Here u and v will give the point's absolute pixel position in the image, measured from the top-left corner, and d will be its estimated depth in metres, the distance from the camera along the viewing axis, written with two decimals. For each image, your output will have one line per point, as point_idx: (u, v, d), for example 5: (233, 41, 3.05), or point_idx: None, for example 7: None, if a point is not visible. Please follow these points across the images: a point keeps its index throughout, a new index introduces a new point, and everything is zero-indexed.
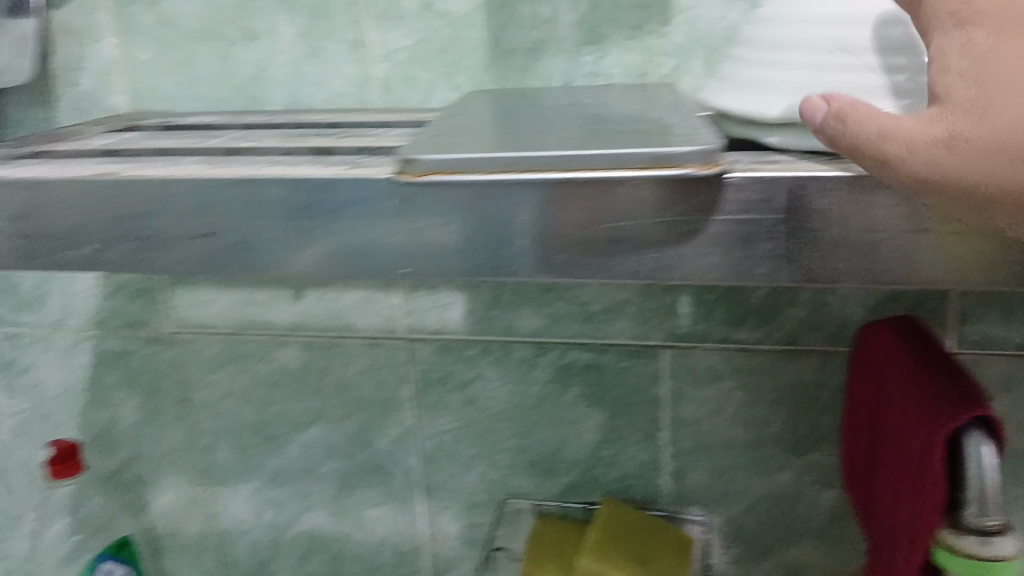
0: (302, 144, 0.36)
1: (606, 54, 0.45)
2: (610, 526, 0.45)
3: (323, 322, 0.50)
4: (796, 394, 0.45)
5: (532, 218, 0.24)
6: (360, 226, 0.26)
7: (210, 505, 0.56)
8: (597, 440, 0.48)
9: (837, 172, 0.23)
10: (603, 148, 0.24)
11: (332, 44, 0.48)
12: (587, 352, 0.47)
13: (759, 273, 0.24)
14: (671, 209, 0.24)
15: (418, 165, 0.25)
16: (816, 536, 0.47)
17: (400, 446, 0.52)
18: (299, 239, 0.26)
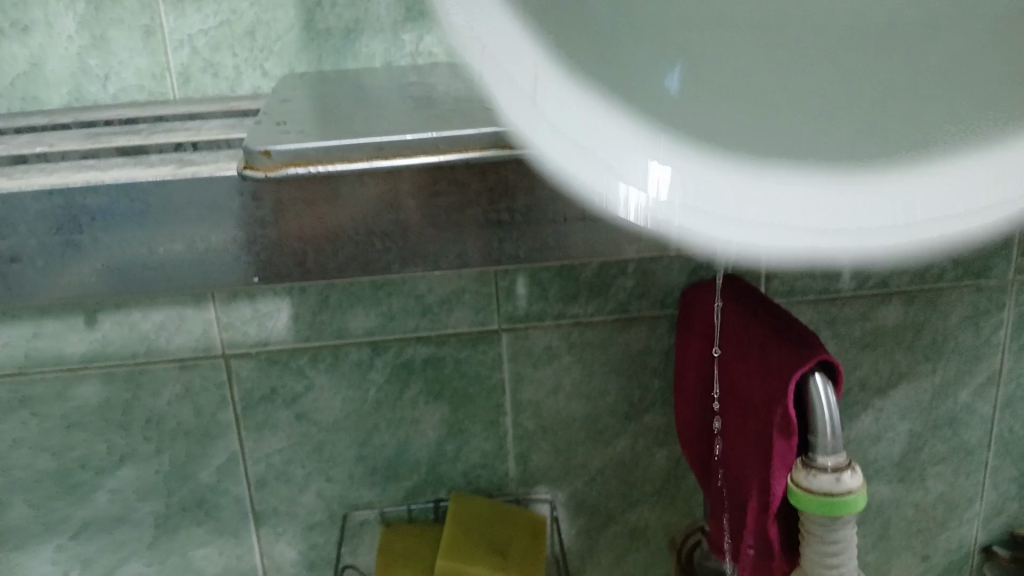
0: (140, 144, 0.41)
1: (427, 36, 0.54)
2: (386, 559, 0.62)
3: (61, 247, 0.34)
4: (581, 347, 0.63)
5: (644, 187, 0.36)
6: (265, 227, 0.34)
7: (46, 357, 0.59)
8: (167, 462, 0.63)
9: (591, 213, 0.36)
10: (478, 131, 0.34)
11: (121, 33, 0.52)
12: (424, 348, 0.62)
13: None
14: None
15: (271, 158, 0.32)
16: (617, 420, 0.66)
17: (226, 474, 0.63)
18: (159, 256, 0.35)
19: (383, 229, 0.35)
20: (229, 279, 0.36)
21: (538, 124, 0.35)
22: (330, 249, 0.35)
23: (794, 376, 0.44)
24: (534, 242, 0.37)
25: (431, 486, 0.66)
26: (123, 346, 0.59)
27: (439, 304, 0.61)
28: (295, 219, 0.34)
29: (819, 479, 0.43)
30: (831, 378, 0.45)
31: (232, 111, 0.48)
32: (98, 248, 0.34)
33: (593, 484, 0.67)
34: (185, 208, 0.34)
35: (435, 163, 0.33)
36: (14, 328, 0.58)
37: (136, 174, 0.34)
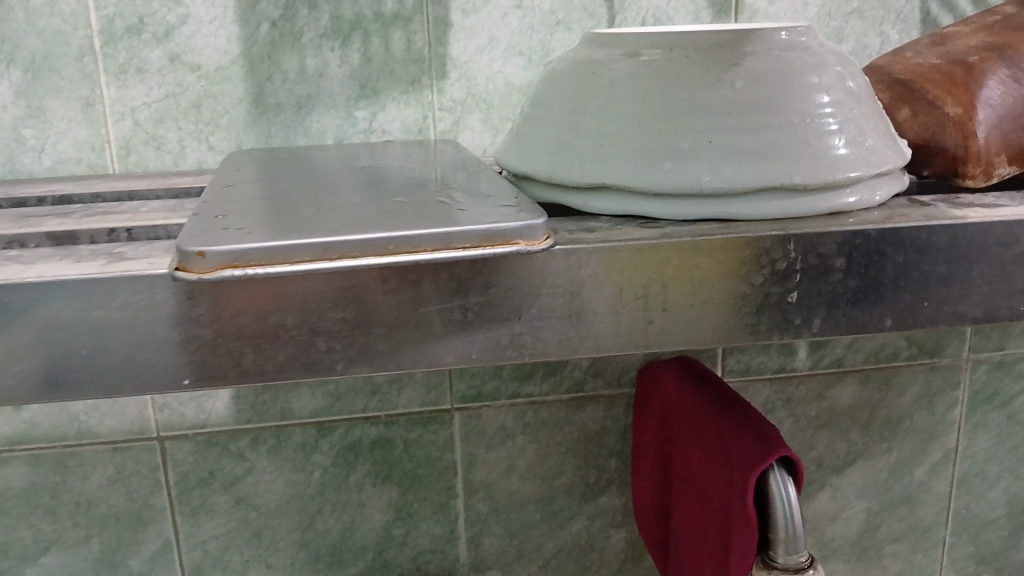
0: (70, 229, 0.38)
1: (381, 112, 0.54)
2: None
3: None
4: (535, 428, 0.62)
5: (604, 284, 0.34)
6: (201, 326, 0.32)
7: None
8: (93, 551, 0.58)
9: (549, 311, 0.34)
10: (431, 229, 0.32)
11: (60, 104, 0.51)
12: (373, 429, 0.60)
13: (761, 330, 0.36)
14: (688, 233, 0.35)
15: (205, 259, 0.30)
16: (572, 502, 0.64)
17: (158, 562, 0.59)
18: (83, 357, 0.32)
19: (329, 328, 0.33)
20: (161, 383, 0.33)
21: (493, 220, 0.33)
22: (271, 349, 0.33)
23: (757, 472, 0.43)
24: (493, 340, 0.34)
25: (378, 572, 0.63)
26: (52, 427, 0.55)
27: (389, 384, 0.59)
28: (233, 318, 0.32)
29: None
30: (793, 471, 0.43)
31: (175, 189, 0.47)
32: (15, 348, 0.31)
33: (547, 568, 0.65)
34: (115, 307, 0.32)
35: (383, 262, 0.31)
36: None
37: (61, 270, 0.32)
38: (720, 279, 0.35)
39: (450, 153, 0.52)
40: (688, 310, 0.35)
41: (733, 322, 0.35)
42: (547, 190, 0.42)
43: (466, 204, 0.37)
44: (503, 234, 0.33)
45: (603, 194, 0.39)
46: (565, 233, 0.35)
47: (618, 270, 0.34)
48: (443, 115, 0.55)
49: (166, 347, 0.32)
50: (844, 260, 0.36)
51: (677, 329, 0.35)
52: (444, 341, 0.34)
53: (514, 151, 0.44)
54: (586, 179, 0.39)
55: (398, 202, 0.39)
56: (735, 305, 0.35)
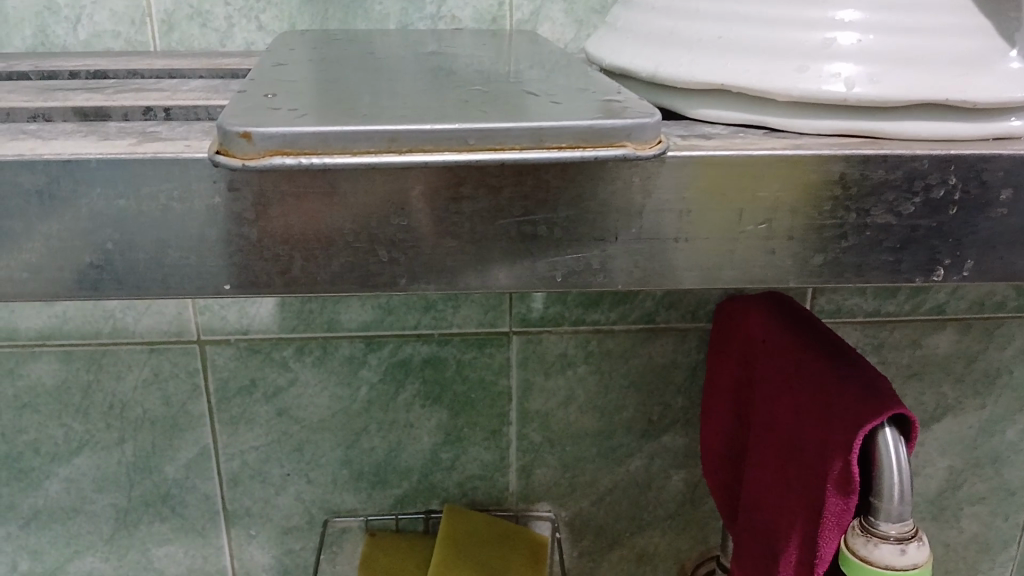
0: (99, 103, 0.34)
1: None
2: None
3: None
4: (600, 358, 0.57)
5: (719, 201, 0.29)
6: (241, 223, 0.27)
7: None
8: (130, 452, 0.56)
9: (650, 231, 0.29)
10: (523, 124, 0.26)
11: None
12: (424, 347, 0.55)
13: (899, 270, 0.30)
14: (824, 147, 0.29)
15: (252, 144, 0.25)
16: (632, 438, 0.60)
17: (193, 470, 0.57)
18: (107, 253, 0.27)
19: (390, 237, 0.28)
20: (195, 288, 0.28)
21: (595, 115, 0.27)
22: (323, 257, 0.28)
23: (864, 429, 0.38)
24: (581, 263, 0.29)
25: (422, 495, 0.60)
26: (87, 324, 0.52)
27: (444, 301, 0.54)
28: (281, 217, 0.27)
29: (881, 549, 0.36)
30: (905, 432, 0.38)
31: (221, 70, 0.41)
32: (28, 240, 0.27)
33: (599, 504, 0.61)
34: (143, 196, 0.27)
35: (461, 160, 0.26)
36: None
37: (83, 149, 0.27)
38: (862, 205, 0.29)
39: (529, 45, 0.45)
40: (817, 241, 0.29)
41: (867, 259, 0.30)
42: (658, 93, 0.36)
43: (560, 98, 0.31)
44: (611, 132, 0.26)
45: (720, 99, 0.33)
46: (675, 138, 0.30)
47: (735, 187, 0.28)
48: (522, 3, 0.48)
49: (202, 248, 0.27)
50: (1012, 192, 0.29)
51: (799, 263, 0.29)
52: (522, 260, 0.29)
53: (615, 47, 0.38)
54: (697, 80, 0.33)
55: (474, 93, 0.33)
56: (872, 239, 0.29)
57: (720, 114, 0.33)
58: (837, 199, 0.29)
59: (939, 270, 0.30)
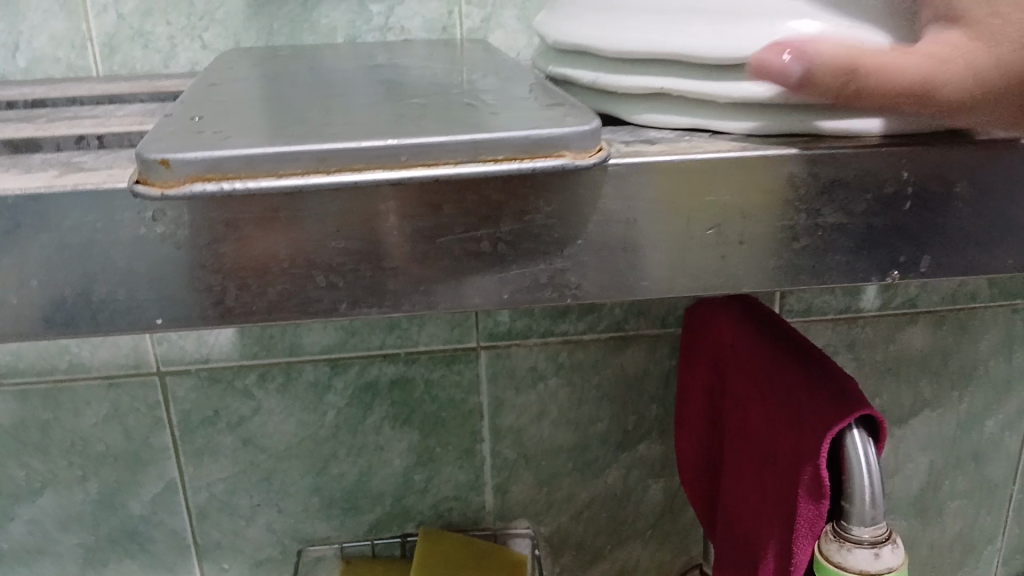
0: (27, 134, 0.32)
1: (400, 7, 0.47)
2: None
3: None
4: (573, 371, 0.56)
5: (667, 208, 0.28)
6: (170, 254, 0.26)
7: None
8: (93, 490, 0.55)
9: (598, 242, 0.28)
10: (459, 138, 0.25)
11: None
12: (391, 367, 0.54)
13: (856, 272, 0.29)
14: (771, 149, 0.28)
15: (173, 171, 0.24)
16: (609, 450, 0.58)
17: (159, 505, 0.55)
18: (30, 291, 0.26)
19: (328, 261, 0.27)
20: (127, 323, 0.27)
21: (534, 125, 0.27)
22: (259, 286, 0.27)
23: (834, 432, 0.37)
24: (529, 278, 0.28)
25: (396, 519, 0.58)
26: (40, 360, 0.51)
27: (409, 320, 0.53)
28: (211, 245, 0.26)
29: (856, 552, 0.36)
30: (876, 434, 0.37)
31: (162, 93, 0.40)
32: None
33: (578, 519, 0.60)
34: (65, 230, 0.25)
35: (395, 178, 0.25)
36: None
37: (0, 184, 0.26)
38: (814, 205, 0.28)
39: (479, 53, 0.45)
40: (771, 245, 0.28)
41: (822, 262, 0.29)
42: (604, 101, 0.35)
43: (499, 108, 0.30)
44: (550, 142, 0.26)
45: (665, 104, 0.32)
46: (620, 145, 0.29)
47: (683, 193, 0.28)
48: (472, 10, 0.48)
49: (131, 281, 0.26)
50: (965, 186, 0.29)
51: (753, 269, 0.29)
52: (470, 277, 0.28)
53: (562, 54, 0.37)
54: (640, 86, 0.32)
55: (414, 105, 0.32)
56: (825, 240, 0.28)
57: (666, 120, 0.32)
58: (787, 200, 0.28)
59: (897, 270, 0.29)
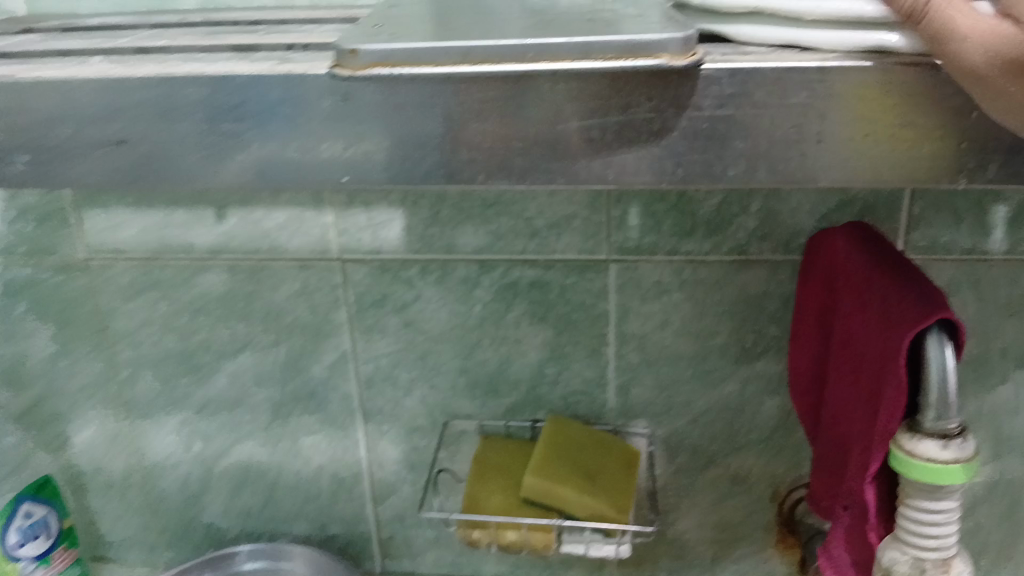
0: (252, 40, 0.42)
1: None
2: (480, 470, 0.64)
3: (166, 132, 0.35)
4: (697, 287, 0.61)
5: (751, 107, 0.33)
6: (353, 126, 0.34)
7: (178, 245, 0.63)
8: (283, 355, 0.66)
9: (694, 135, 0.33)
10: (576, 41, 0.32)
11: None
12: (531, 271, 0.62)
13: (928, 174, 0.33)
14: (850, 60, 0.33)
15: (358, 58, 0.33)
16: (726, 364, 0.63)
17: (335, 372, 0.67)
18: (254, 150, 0.35)
19: (470, 140, 0.34)
20: (322, 179, 0.35)
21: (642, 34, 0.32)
22: (419, 157, 0.34)
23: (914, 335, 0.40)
24: (633, 163, 0.34)
25: (530, 405, 0.66)
26: (248, 241, 0.62)
27: (549, 229, 0.60)
28: (383, 121, 0.34)
29: (923, 443, 0.39)
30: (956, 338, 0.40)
31: (352, 16, 0.49)
32: (201, 137, 0.35)
33: (694, 425, 0.66)
34: (279, 105, 0.34)
35: (521, 70, 0.32)
36: (148, 215, 0.62)
37: (236, 69, 0.35)
38: (888, 111, 0.32)
39: None
40: (843, 145, 0.33)
41: (893, 164, 0.33)
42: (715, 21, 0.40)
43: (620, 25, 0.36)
44: (651, 46, 0.32)
45: (762, 21, 0.37)
46: (717, 56, 0.34)
47: (770, 94, 0.32)
48: None
49: (326, 146, 0.35)
50: None
51: (829, 164, 0.33)
52: (583, 159, 0.34)
53: None
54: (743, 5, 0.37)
55: (549, 23, 0.39)
56: (898, 143, 0.33)
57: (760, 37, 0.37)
58: (861, 103, 0.32)
59: (963, 174, 0.33)
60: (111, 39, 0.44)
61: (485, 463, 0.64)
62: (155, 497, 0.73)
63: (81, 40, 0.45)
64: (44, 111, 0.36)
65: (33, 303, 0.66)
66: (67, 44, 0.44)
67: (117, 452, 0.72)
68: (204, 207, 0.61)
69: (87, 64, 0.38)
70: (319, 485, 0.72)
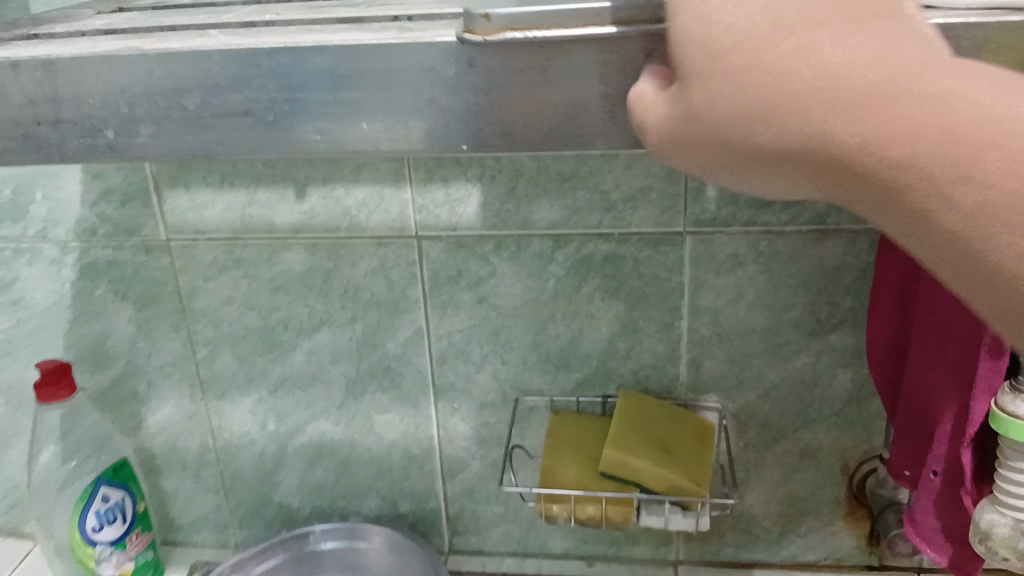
0: (360, 14, 0.43)
1: None
2: (552, 442, 0.64)
3: (288, 101, 0.36)
4: (772, 259, 0.61)
5: None
6: (477, 91, 0.35)
7: (260, 223, 0.65)
8: (359, 330, 0.68)
9: None
10: None
11: None
12: (605, 245, 0.62)
13: None
14: None
15: (490, 22, 0.34)
16: (799, 337, 0.64)
17: (410, 347, 0.68)
18: (377, 117, 0.36)
19: (593, 104, 0.34)
20: (443, 146, 0.36)
21: None
22: (540, 121, 0.35)
23: None
24: None
25: (601, 380, 0.67)
26: (327, 219, 0.64)
27: (624, 203, 0.61)
28: (509, 87, 0.35)
29: None
30: None
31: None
32: (323, 106, 0.36)
33: (765, 399, 0.66)
34: (406, 73, 0.35)
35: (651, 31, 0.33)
36: (231, 195, 0.64)
37: (361, 39, 0.36)
38: None
39: None
40: None
41: None
42: None
43: None
44: None
45: None
46: None
47: None
48: None
49: (449, 113, 0.35)
50: None
51: None
52: None
53: None
54: None
55: None
56: None
57: None
58: None
59: None
60: (217, 17, 0.46)
61: (556, 435, 0.64)
62: (230, 474, 0.75)
63: (186, 18, 0.46)
64: (171, 84, 0.37)
65: (116, 283, 0.68)
66: (174, 21, 0.45)
67: (193, 430, 0.73)
68: (286, 186, 0.63)
69: (209, 36, 0.39)
70: (390, 461, 0.73)
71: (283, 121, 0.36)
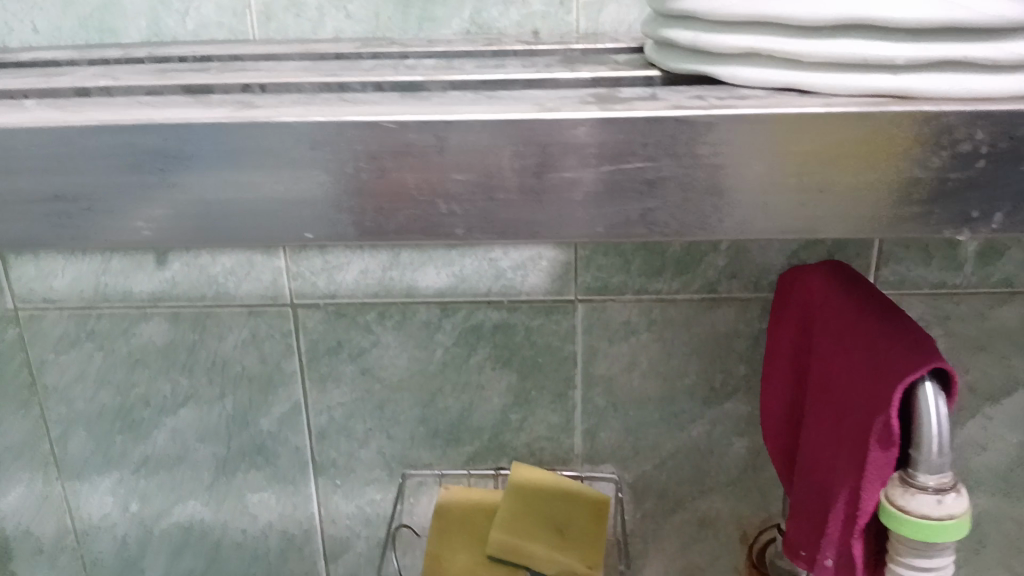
0: (208, 81, 0.39)
1: None
2: (441, 522, 0.60)
3: (88, 177, 0.30)
4: (665, 326, 0.59)
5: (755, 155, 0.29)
6: (303, 172, 0.30)
7: (117, 293, 0.59)
8: (229, 406, 0.62)
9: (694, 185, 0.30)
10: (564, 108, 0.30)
11: None
12: (494, 314, 0.59)
13: (938, 224, 0.30)
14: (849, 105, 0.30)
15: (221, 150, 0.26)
16: (695, 405, 0.62)
17: (286, 424, 0.63)
18: (199, 204, 0.30)
19: (448, 190, 0.30)
20: (281, 237, 0.31)
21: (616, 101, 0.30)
22: (388, 210, 0.30)
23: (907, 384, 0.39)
24: (618, 216, 0.30)
25: (492, 453, 0.63)
26: (191, 287, 0.59)
27: (513, 271, 0.58)
28: (342, 172, 0.30)
29: (915, 497, 0.39)
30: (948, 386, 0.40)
31: (313, 53, 0.46)
32: (132, 186, 0.30)
33: (662, 468, 0.64)
34: (226, 153, 0.30)
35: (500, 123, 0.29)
36: (83, 263, 0.58)
37: (188, 114, 0.31)
38: (891, 158, 0.29)
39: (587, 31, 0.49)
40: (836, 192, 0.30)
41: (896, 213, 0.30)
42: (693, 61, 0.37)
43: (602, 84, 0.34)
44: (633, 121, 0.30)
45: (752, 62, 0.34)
46: (714, 99, 0.32)
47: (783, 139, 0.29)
48: None
49: (281, 200, 0.30)
50: None
51: (832, 215, 0.30)
52: (563, 212, 0.30)
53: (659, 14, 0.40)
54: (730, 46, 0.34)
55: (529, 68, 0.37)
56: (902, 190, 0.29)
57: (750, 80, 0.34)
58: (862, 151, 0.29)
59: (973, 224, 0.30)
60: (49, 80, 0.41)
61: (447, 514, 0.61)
62: (88, 563, 0.68)
63: (17, 79, 0.41)
64: None
65: None
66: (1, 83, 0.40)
67: (47, 515, 0.66)
68: (146, 253, 0.58)
69: (26, 109, 0.35)
70: (266, 545, 0.67)
71: (82, 201, 0.31)
